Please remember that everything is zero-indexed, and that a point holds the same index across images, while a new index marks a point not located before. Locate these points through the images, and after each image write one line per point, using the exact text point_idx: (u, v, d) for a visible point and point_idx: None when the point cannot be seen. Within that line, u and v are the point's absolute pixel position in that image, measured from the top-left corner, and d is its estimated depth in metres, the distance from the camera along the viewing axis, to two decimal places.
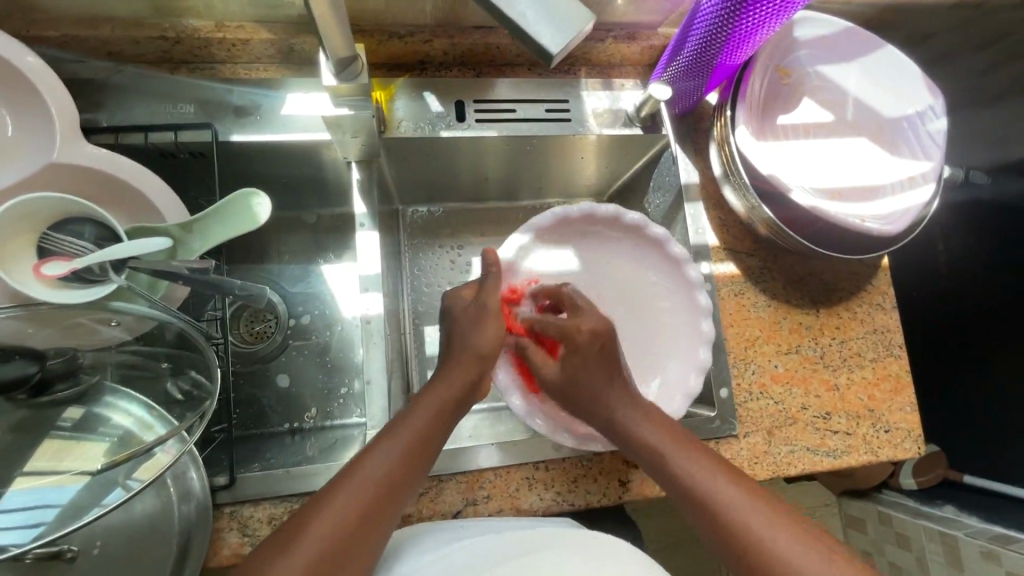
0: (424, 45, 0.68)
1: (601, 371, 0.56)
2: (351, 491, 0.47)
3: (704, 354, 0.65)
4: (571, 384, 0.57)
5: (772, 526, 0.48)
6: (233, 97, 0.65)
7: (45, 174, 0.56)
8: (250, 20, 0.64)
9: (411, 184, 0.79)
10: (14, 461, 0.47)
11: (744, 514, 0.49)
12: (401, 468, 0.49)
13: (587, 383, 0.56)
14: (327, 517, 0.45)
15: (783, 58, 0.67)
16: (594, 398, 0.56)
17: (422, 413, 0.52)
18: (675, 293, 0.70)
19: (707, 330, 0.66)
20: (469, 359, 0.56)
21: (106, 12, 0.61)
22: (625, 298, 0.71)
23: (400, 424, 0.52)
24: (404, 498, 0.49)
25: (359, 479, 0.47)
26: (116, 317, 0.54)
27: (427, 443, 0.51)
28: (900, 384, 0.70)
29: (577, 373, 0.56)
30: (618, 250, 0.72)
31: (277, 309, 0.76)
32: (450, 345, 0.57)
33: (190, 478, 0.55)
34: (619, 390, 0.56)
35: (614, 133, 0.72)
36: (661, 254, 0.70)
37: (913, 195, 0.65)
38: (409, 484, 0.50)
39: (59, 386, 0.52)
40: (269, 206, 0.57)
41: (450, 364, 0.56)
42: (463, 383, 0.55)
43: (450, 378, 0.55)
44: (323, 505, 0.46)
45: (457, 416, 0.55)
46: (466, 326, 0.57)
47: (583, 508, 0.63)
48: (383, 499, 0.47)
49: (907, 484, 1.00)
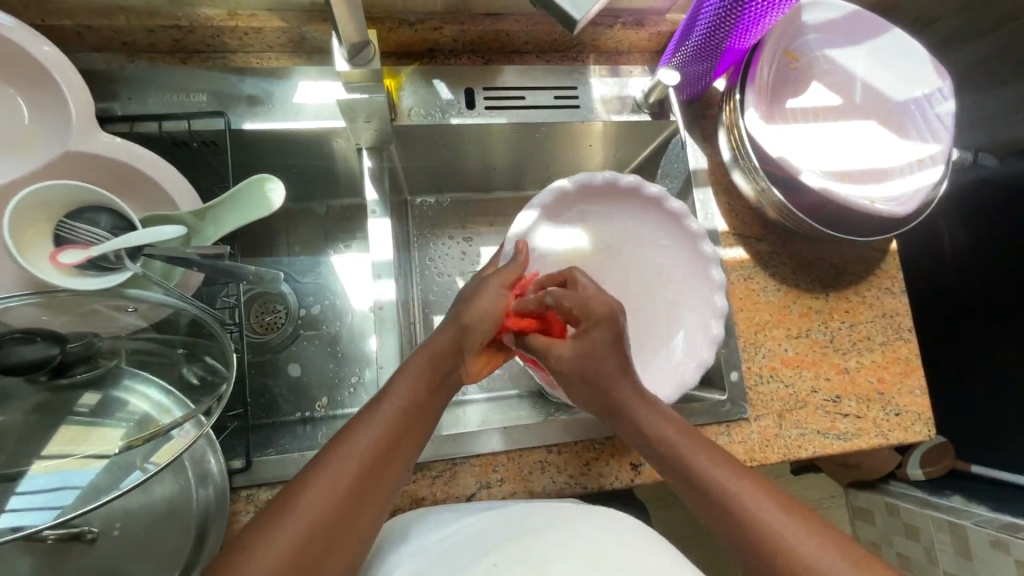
0: (434, 32, 0.68)
1: (617, 356, 0.53)
2: (345, 456, 0.47)
3: (720, 300, 0.64)
4: (586, 372, 0.53)
5: (773, 509, 0.46)
6: (245, 86, 0.65)
7: (61, 163, 0.57)
8: (263, 9, 0.65)
9: (421, 173, 0.79)
10: (34, 446, 0.47)
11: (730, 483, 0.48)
12: (389, 440, 0.49)
13: (602, 362, 0.53)
14: (320, 486, 0.45)
15: (791, 42, 0.68)
16: (604, 387, 0.53)
17: (403, 384, 0.52)
18: (679, 252, 0.69)
19: (718, 275, 0.65)
20: (449, 327, 0.56)
21: (121, 2, 0.62)
22: (633, 269, 0.69)
23: (385, 395, 0.52)
24: (399, 468, 0.50)
25: (354, 448, 0.47)
26: (133, 303, 0.55)
27: (413, 417, 0.52)
28: (910, 367, 0.71)
29: (592, 360, 0.53)
30: (618, 222, 0.70)
31: (288, 299, 0.77)
32: (451, 316, 0.58)
33: (208, 461, 0.56)
34: (631, 382, 0.54)
35: (622, 120, 0.72)
36: (662, 216, 0.69)
37: (922, 176, 0.65)
38: (401, 455, 0.50)
39: (78, 368, 0.51)
40: (282, 191, 0.57)
41: (436, 331, 0.57)
42: (443, 349, 0.55)
43: (432, 342, 0.56)
44: (321, 467, 0.46)
45: (441, 389, 0.55)
46: (467, 296, 0.58)
47: (595, 490, 0.64)
48: (376, 467, 0.48)
49: (915, 475, 0.99)
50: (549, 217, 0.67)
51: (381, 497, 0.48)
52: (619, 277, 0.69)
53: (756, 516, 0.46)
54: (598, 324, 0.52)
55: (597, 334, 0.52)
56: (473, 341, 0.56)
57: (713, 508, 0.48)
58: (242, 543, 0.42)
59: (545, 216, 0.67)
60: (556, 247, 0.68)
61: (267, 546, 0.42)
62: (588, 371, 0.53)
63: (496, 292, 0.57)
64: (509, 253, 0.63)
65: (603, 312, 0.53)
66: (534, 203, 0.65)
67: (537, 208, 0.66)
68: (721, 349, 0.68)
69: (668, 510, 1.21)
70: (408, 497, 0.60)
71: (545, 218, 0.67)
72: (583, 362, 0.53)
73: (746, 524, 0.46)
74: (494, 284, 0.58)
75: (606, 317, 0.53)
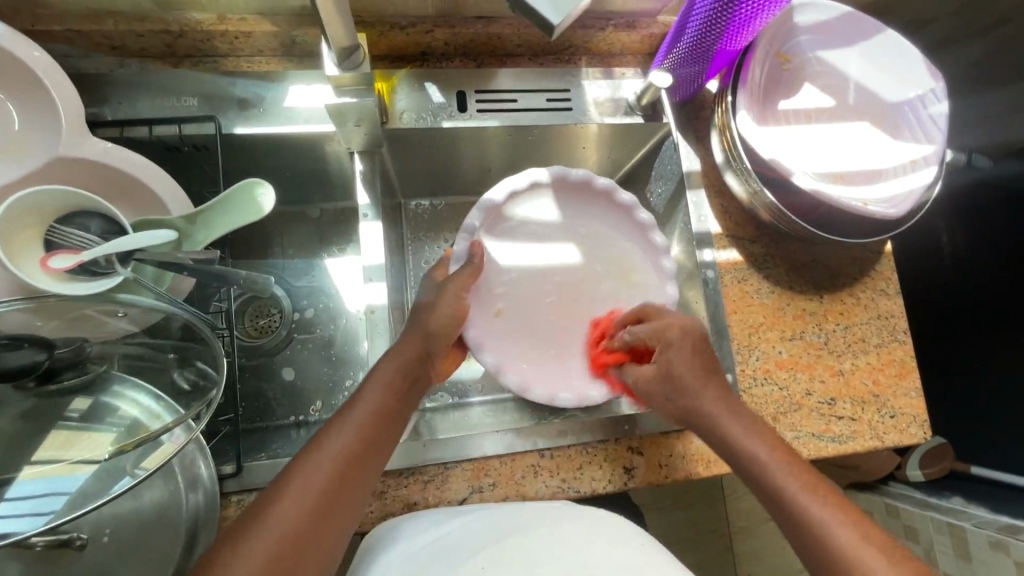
0: (425, 36, 0.68)
1: (697, 370, 0.57)
2: (315, 465, 0.47)
3: (671, 288, 0.66)
4: (672, 389, 0.56)
5: (805, 492, 0.51)
6: (236, 90, 0.65)
7: (52, 168, 0.57)
8: (253, 13, 0.65)
9: (414, 176, 0.79)
10: (22, 453, 0.47)
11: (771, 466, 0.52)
12: (360, 447, 0.49)
13: (681, 379, 0.56)
14: (297, 490, 0.45)
15: (783, 44, 0.67)
16: (691, 399, 0.56)
17: (376, 391, 0.52)
18: (630, 246, 0.69)
19: (669, 266, 0.66)
20: (415, 334, 0.56)
21: (110, 7, 0.62)
22: (582, 268, 0.69)
23: (358, 399, 0.52)
24: (371, 473, 0.50)
25: (328, 454, 0.48)
26: (122, 308, 0.54)
27: (385, 423, 0.52)
28: (906, 369, 0.70)
29: (676, 377, 0.56)
30: (565, 221, 0.69)
31: (282, 303, 0.76)
32: (414, 324, 0.57)
33: (197, 466, 0.56)
34: (712, 389, 0.57)
35: (615, 122, 0.72)
36: (613, 210, 0.69)
37: (916, 177, 0.65)
38: (373, 461, 0.50)
39: (66, 374, 0.51)
40: (272, 196, 0.57)
41: (399, 340, 0.57)
42: (411, 355, 0.55)
43: (400, 349, 0.55)
44: (292, 474, 0.46)
45: (412, 392, 0.55)
46: (428, 301, 0.58)
47: (588, 495, 0.63)
48: (348, 474, 0.48)
49: (914, 476, 1.00)
50: (492, 226, 0.66)
51: (354, 502, 0.48)
52: (570, 275, 0.68)
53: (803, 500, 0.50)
54: (676, 346, 0.57)
55: (676, 352, 0.57)
56: (439, 345, 0.57)
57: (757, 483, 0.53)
58: (223, 545, 0.43)
59: (487, 220, 0.65)
60: (503, 258, 0.66)
61: (248, 549, 0.42)
62: (667, 390, 0.57)
63: (455, 298, 0.58)
64: (461, 254, 0.62)
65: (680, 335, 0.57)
66: (480, 206, 0.64)
67: (483, 210, 0.64)
68: (715, 352, 0.67)
69: (666, 513, 1.21)
70: (400, 501, 0.60)
71: (488, 222, 0.66)
72: (664, 382, 0.57)
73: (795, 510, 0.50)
74: (455, 289, 0.58)
75: (681, 340, 0.57)
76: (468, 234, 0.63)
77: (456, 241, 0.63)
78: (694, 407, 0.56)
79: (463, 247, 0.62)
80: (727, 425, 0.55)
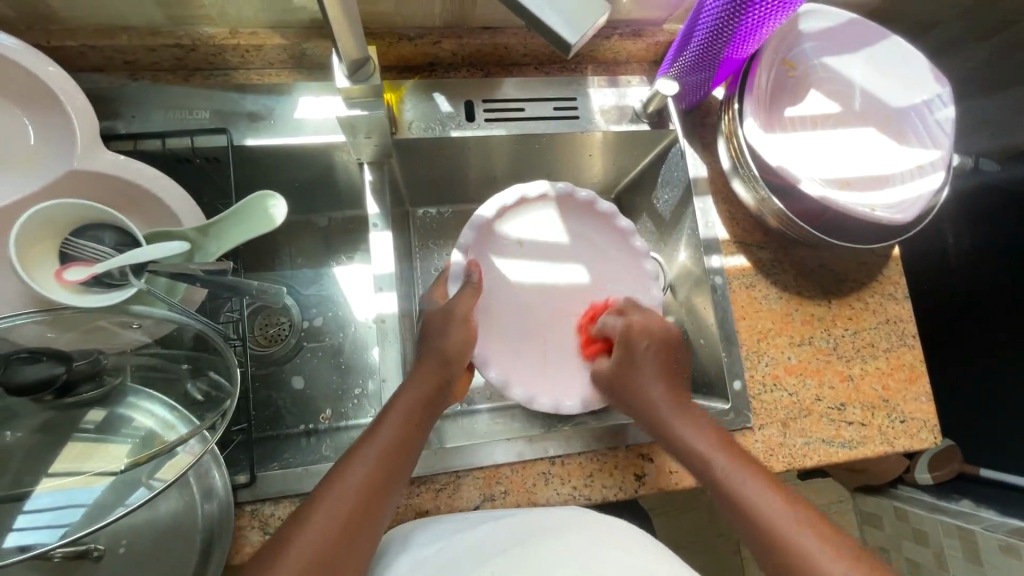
0: (433, 46, 0.69)
1: (658, 378, 0.60)
2: (341, 492, 0.48)
3: (654, 289, 0.70)
4: (631, 393, 0.61)
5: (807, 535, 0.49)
6: (247, 102, 0.66)
7: (66, 182, 0.57)
8: (263, 27, 0.65)
9: (423, 185, 0.80)
10: (41, 463, 0.47)
11: (768, 509, 0.51)
12: (380, 471, 0.50)
13: (642, 385, 0.60)
14: (322, 513, 0.47)
15: (788, 51, 0.68)
16: (649, 403, 0.59)
17: (395, 419, 0.53)
18: (612, 250, 0.72)
19: (650, 268, 0.70)
20: (433, 363, 0.57)
21: (123, 22, 0.63)
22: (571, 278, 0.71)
23: (379, 427, 0.53)
24: (390, 496, 0.50)
25: (349, 480, 0.49)
26: (137, 320, 0.55)
27: (403, 451, 0.52)
28: (915, 373, 0.70)
29: (633, 383, 0.61)
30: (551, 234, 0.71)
31: (291, 311, 0.77)
32: (426, 351, 0.59)
33: (212, 477, 0.56)
34: (670, 395, 0.60)
35: (622, 130, 0.72)
36: (593, 218, 0.72)
37: (924, 182, 0.65)
38: (391, 484, 0.51)
39: (83, 387, 0.51)
40: (284, 208, 0.57)
41: (420, 363, 0.58)
42: (429, 385, 0.56)
43: (420, 377, 0.56)
44: (321, 497, 0.48)
45: (431, 416, 0.56)
46: (437, 325, 0.59)
47: (599, 502, 0.63)
48: (371, 496, 0.49)
49: (923, 479, 1.00)
50: (490, 242, 0.69)
51: (377, 529, 0.49)
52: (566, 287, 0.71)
53: (782, 526, 0.50)
54: (641, 353, 0.61)
55: (637, 360, 0.61)
56: (457, 371, 0.58)
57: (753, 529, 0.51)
58: (264, 560, 0.45)
59: (483, 234, 0.68)
60: (511, 273, 0.69)
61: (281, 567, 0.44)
62: (630, 392, 0.61)
63: (462, 323, 0.60)
64: (459, 273, 0.64)
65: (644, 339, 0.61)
66: (475, 223, 0.66)
67: (475, 227, 0.67)
68: (725, 358, 0.67)
69: (675, 517, 1.21)
70: (412, 509, 0.60)
71: (486, 237, 0.68)
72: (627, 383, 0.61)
73: (766, 532, 0.51)
74: (460, 313, 0.60)
75: (645, 345, 0.62)
76: (463, 250, 0.65)
77: (452, 258, 0.65)
78: (664, 424, 0.58)
79: (458, 267, 0.64)
80: (693, 436, 0.57)
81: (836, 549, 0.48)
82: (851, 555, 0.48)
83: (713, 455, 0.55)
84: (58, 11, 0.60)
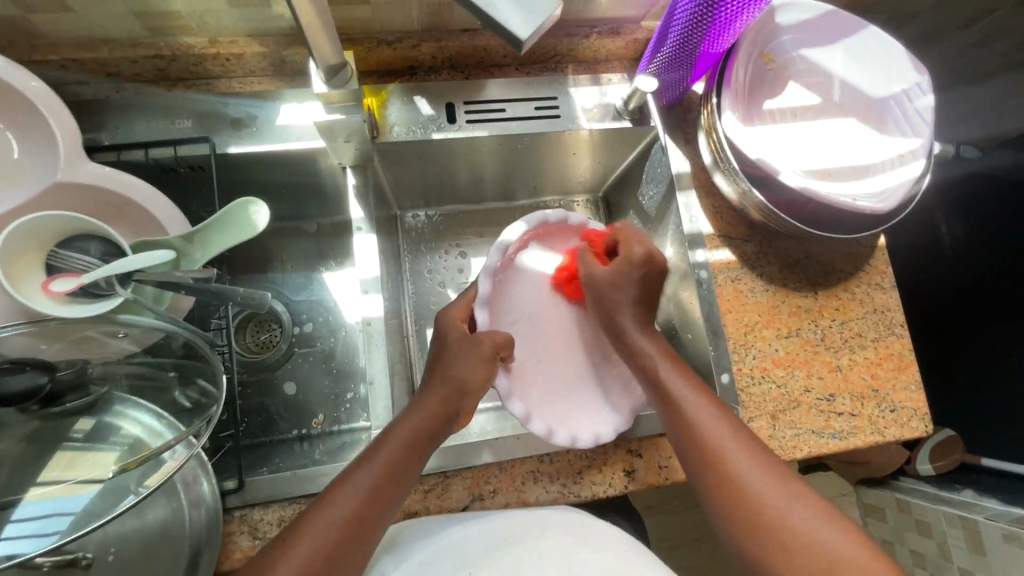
0: (412, 50, 0.69)
1: (636, 294, 0.61)
2: (347, 500, 0.49)
3: None
4: (601, 294, 0.62)
5: (742, 455, 0.52)
6: (230, 109, 0.67)
7: (51, 195, 0.58)
8: (242, 35, 0.66)
9: (408, 189, 0.80)
10: (29, 474, 0.47)
11: (706, 424, 0.54)
12: (373, 497, 0.50)
13: (619, 298, 0.61)
14: (322, 524, 0.48)
15: (766, 45, 0.68)
16: (608, 308, 0.61)
17: (393, 448, 0.52)
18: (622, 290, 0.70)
19: None
20: (443, 389, 0.56)
21: (104, 35, 0.63)
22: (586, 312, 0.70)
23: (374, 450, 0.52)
24: (384, 515, 0.50)
25: (338, 508, 0.48)
26: (122, 329, 0.54)
27: (397, 479, 0.51)
28: (904, 362, 0.70)
29: (610, 291, 0.61)
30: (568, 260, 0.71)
31: (281, 318, 0.77)
32: (437, 377, 0.57)
33: (201, 485, 0.57)
34: (642, 312, 0.61)
35: (604, 127, 0.72)
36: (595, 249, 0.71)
37: (904, 171, 0.65)
38: (392, 499, 0.51)
39: (68, 396, 0.52)
40: (266, 213, 0.58)
41: (427, 387, 0.57)
42: (436, 412, 0.55)
43: (424, 406, 0.55)
44: (323, 506, 0.49)
45: (431, 446, 0.55)
46: (458, 351, 0.57)
47: (589, 499, 0.63)
48: (360, 520, 0.49)
49: (924, 469, 1.00)
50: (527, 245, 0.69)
51: (360, 551, 0.49)
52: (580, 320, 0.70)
53: (713, 442, 0.53)
54: (633, 268, 0.60)
55: (627, 270, 0.60)
56: (467, 404, 0.57)
57: (692, 442, 0.54)
58: (272, 550, 0.47)
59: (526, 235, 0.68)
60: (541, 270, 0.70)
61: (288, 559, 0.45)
62: (605, 299, 0.62)
63: (479, 358, 0.57)
64: (485, 297, 0.64)
65: (646, 256, 0.60)
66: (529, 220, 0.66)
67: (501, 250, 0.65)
68: (711, 352, 0.67)
69: (674, 517, 1.20)
70: (401, 511, 0.60)
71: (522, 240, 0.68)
72: (608, 288, 0.61)
73: (713, 455, 0.52)
74: (486, 351, 0.58)
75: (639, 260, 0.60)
76: (489, 272, 0.64)
77: (479, 282, 0.64)
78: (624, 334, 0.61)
79: (485, 289, 0.64)
80: (642, 343, 0.60)
81: (773, 476, 0.51)
82: (782, 483, 0.51)
83: (660, 365, 0.58)
84: (38, 25, 0.61)
